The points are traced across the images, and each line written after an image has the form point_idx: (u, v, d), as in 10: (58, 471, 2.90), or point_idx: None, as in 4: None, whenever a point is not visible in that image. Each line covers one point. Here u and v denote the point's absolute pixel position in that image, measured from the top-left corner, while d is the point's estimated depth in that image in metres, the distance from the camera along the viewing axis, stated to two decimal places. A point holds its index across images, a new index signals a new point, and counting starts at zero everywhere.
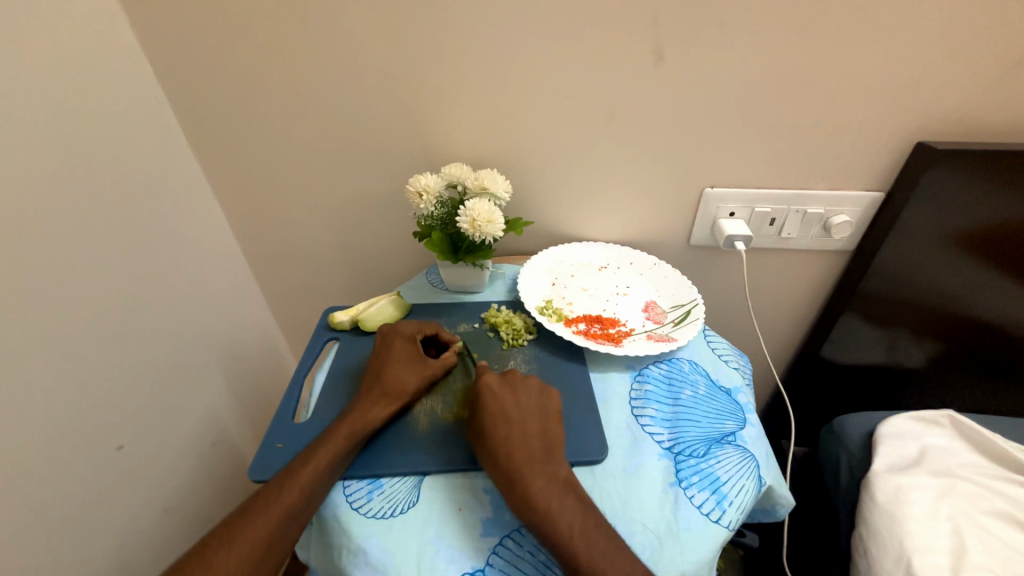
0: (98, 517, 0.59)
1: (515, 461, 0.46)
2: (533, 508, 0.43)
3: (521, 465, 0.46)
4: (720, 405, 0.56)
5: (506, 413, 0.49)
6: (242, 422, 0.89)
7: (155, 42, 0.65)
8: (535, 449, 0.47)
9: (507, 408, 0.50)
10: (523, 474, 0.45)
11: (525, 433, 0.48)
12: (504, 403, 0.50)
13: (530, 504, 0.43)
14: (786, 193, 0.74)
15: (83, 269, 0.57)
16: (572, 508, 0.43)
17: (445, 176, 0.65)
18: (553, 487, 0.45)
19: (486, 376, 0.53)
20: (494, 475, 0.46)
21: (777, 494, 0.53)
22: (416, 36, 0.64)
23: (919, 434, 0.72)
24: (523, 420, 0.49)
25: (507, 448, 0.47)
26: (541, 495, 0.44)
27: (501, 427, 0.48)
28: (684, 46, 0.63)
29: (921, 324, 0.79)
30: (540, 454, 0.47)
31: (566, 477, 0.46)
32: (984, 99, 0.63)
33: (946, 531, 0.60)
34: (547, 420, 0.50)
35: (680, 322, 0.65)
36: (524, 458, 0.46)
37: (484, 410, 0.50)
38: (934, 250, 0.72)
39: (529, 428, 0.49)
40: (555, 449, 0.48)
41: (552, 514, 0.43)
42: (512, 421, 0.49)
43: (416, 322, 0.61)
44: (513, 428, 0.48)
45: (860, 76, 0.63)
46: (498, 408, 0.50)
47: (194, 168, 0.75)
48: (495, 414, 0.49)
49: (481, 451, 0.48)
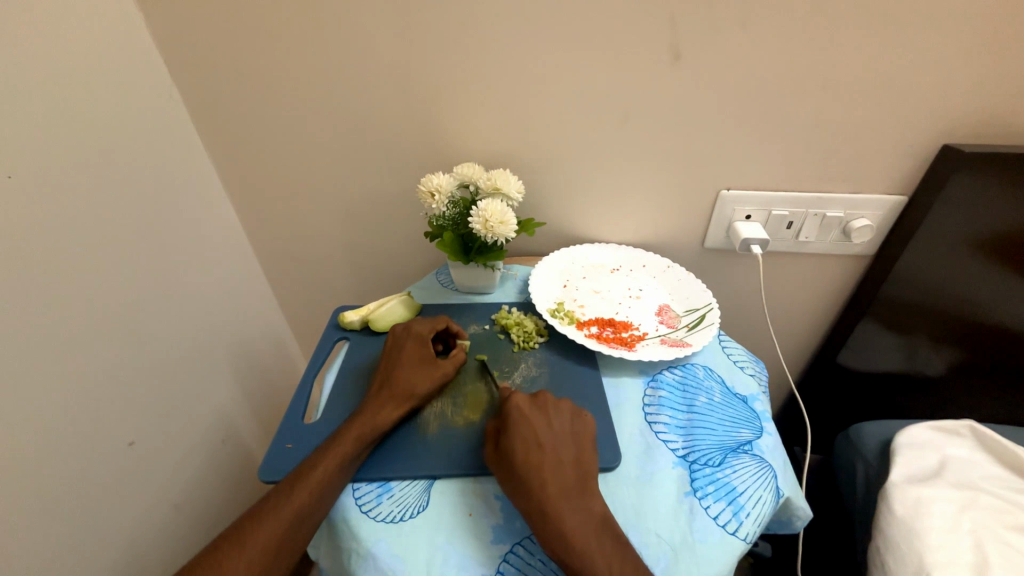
0: (109, 512, 0.59)
1: (551, 495, 0.43)
2: (568, 547, 0.41)
3: (555, 499, 0.43)
4: (736, 412, 0.55)
5: (538, 438, 0.47)
6: (252, 419, 0.89)
7: (170, 40, 0.65)
8: (569, 481, 0.45)
9: (540, 434, 0.47)
10: (558, 509, 0.43)
11: (559, 462, 0.46)
12: (537, 426, 0.48)
13: (567, 543, 0.41)
14: (804, 196, 0.72)
15: (96, 266, 0.57)
16: (609, 550, 0.41)
17: (457, 176, 0.64)
18: (589, 526, 0.42)
19: (516, 397, 0.50)
20: (527, 506, 0.43)
21: (795, 506, 0.51)
22: (429, 34, 0.64)
23: (938, 445, 0.70)
24: (556, 447, 0.47)
25: (541, 479, 0.44)
26: (576, 534, 0.42)
27: (534, 456, 0.46)
28: (702, 44, 0.61)
29: (944, 332, 0.77)
30: (575, 488, 0.45)
31: (601, 513, 0.44)
32: (1015, 100, 0.61)
33: (969, 546, 0.58)
34: (581, 448, 0.48)
35: (694, 327, 0.64)
36: (559, 491, 0.44)
37: (515, 436, 0.47)
38: (959, 255, 0.70)
39: (563, 457, 0.47)
40: (589, 482, 0.46)
41: (589, 556, 0.40)
42: (545, 448, 0.46)
43: (427, 321, 0.60)
44: (546, 456, 0.46)
45: (883, 76, 0.61)
46: (531, 432, 0.47)
47: (206, 165, 0.75)
48: (527, 439, 0.47)
49: (512, 482, 0.45)
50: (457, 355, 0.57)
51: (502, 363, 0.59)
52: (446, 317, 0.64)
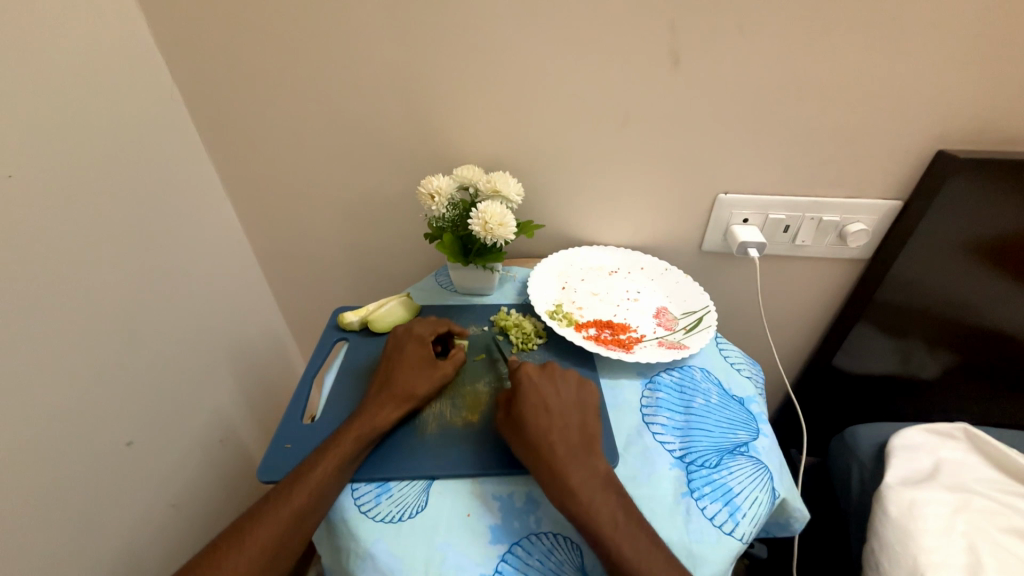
0: (107, 513, 0.59)
1: (557, 454, 0.45)
2: (575, 501, 0.43)
3: (563, 458, 0.45)
4: (733, 414, 0.55)
5: (545, 403, 0.49)
6: (250, 420, 0.89)
7: (171, 40, 0.66)
8: (576, 442, 0.47)
9: (547, 398, 0.49)
10: (566, 466, 0.45)
11: (565, 425, 0.48)
12: (544, 392, 0.50)
13: (574, 497, 0.43)
14: (800, 201, 0.73)
15: (96, 265, 0.57)
16: (614, 504, 0.43)
17: (457, 179, 0.65)
18: (595, 482, 0.44)
19: (525, 367, 0.52)
20: (537, 464, 0.45)
21: (791, 507, 0.52)
22: (430, 37, 0.64)
23: (932, 447, 0.71)
24: (563, 411, 0.49)
25: (548, 438, 0.46)
26: (583, 489, 0.43)
27: (542, 418, 0.47)
28: (700, 50, 0.62)
29: (938, 336, 0.78)
30: (581, 448, 0.47)
31: (606, 472, 0.46)
32: (1009, 107, 0.62)
33: (963, 548, 0.58)
34: (586, 412, 0.50)
35: (691, 329, 0.65)
36: (566, 450, 0.46)
37: (523, 400, 0.49)
38: (953, 260, 0.71)
39: (569, 419, 0.49)
40: (594, 443, 0.48)
41: (594, 509, 0.43)
42: (552, 412, 0.48)
43: (428, 322, 0.61)
44: (554, 419, 0.48)
45: (878, 83, 0.62)
46: (539, 397, 0.49)
47: (206, 165, 0.76)
48: (535, 403, 0.48)
49: (521, 444, 0.47)
50: (457, 355, 0.57)
51: (500, 365, 0.59)
52: (447, 320, 0.64)
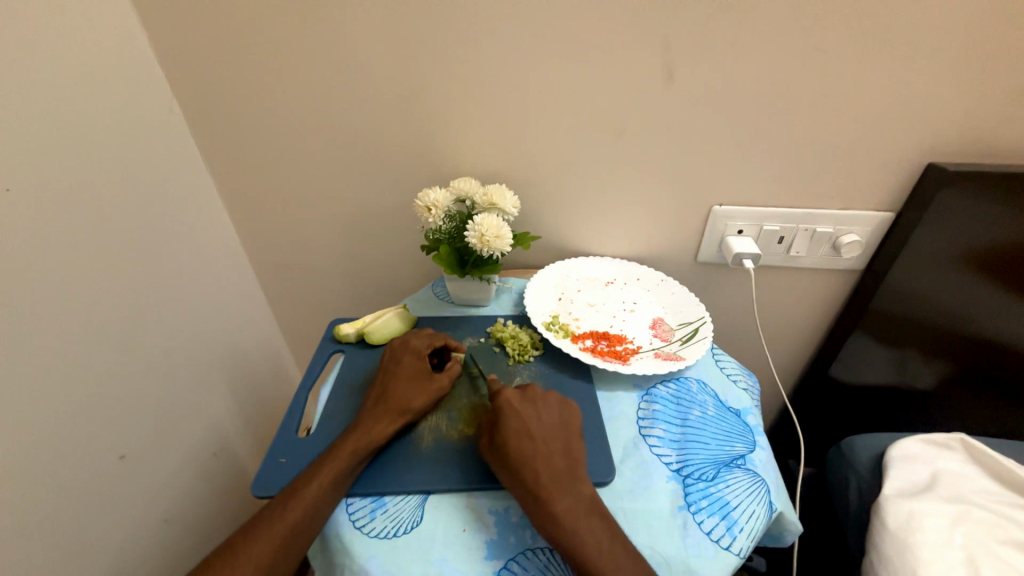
0: (97, 527, 0.58)
1: (541, 481, 0.45)
2: (559, 529, 0.42)
3: (547, 484, 0.45)
4: (729, 426, 0.55)
5: (528, 428, 0.48)
6: (245, 431, 0.88)
7: (171, 54, 0.66)
8: (559, 467, 0.46)
9: (530, 423, 0.49)
10: (550, 493, 0.44)
11: (548, 450, 0.47)
12: (527, 418, 0.49)
13: (559, 525, 0.42)
14: (794, 212, 0.74)
15: (91, 277, 0.57)
16: (599, 530, 0.43)
17: (454, 191, 0.65)
18: (580, 508, 0.44)
19: (506, 391, 0.52)
20: (520, 491, 0.45)
21: (788, 520, 0.51)
22: (427, 51, 0.65)
23: (928, 458, 0.71)
24: (546, 436, 0.49)
25: (531, 465, 0.46)
26: (568, 516, 0.43)
27: (525, 444, 0.47)
28: (693, 65, 0.63)
29: (933, 346, 0.79)
30: (565, 473, 0.46)
31: (591, 497, 0.45)
32: (996, 121, 0.63)
33: (962, 561, 0.58)
34: (569, 437, 0.50)
35: (687, 340, 0.65)
36: (549, 476, 0.45)
37: (505, 426, 0.48)
38: (946, 270, 0.71)
39: (553, 444, 0.48)
40: (579, 467, 0.47)
41: (580, 536, 0.42)
42: (535, 438, 0.48)
43: (425, 335, 0.61)
44: (537, 445, 0.47)
45: (868, 97, 0.63)
46: (521, 423, 0.49)
47: (204, 176, 0.76)
48: (517, 429, 0.48)
49: (504, 470, 0.47)
50: (453, 367, 0.57)
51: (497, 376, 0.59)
52: (444, 332, 0.64)
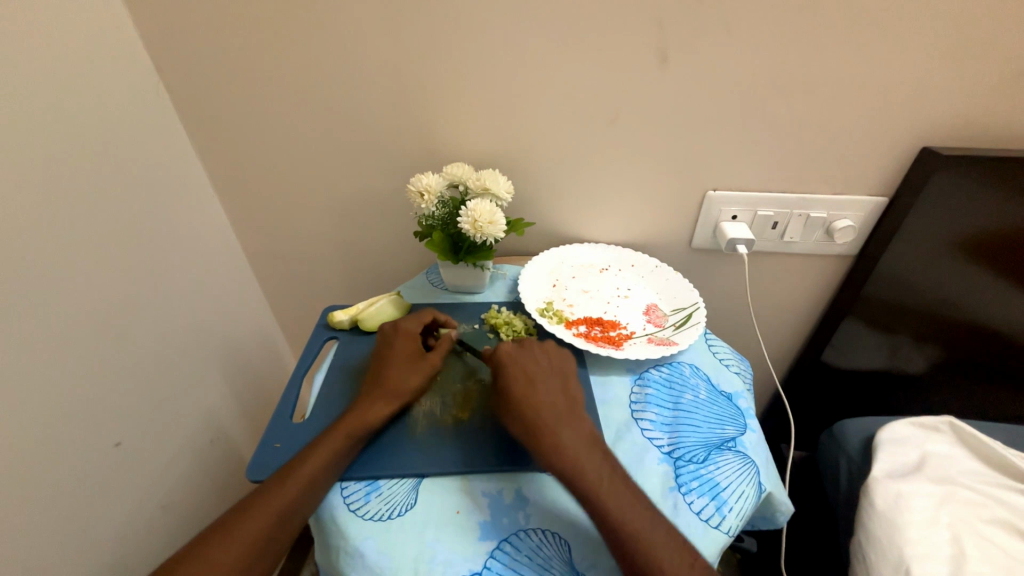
0: (96, 514, 0.59)
1: (542, 418, 0.48)
2: (562, 458, 0.45)
3: (549, 422, 0.48)
4: (721, 409, 0.56)
5: (528, 375, 0.51)
6: (240, 419, 0.88)
7: (156, 37, 0.65)
8: (559, 405, 0.49)
9: (530, 371, 0.52)
10: (551, 429, 0.47)
11: (549, 392, 0.50)
12: (526, 367, 0.52)
13: (560, 455, 0.45)
14: (789, 198, 0.74)
15: (82, 266, 0.57)
16: (598, 460, 0.46)
17: (446, 177, 0.65)
18: (580, 441, 0.47)
19: (503, 345, 0.55)
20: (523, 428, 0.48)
21: (777, 501, 0.52)
22: (419, 34, 0.64)
23: (918, 441, 0.72)
24: (545, 380, 0.51)
25: (534, 406, 0.49)
26: (568, 445, 0.46)
27: (526, 389, 0.50)
28: (689, 49, 0.62)
29: (924, 330, 0.79)
30: (566, 411, 0.49)
31: (591, 432, 0.48)
32: (990, 105, 0.63)
33: (946, 539, 0.59)
34: (569, 379, 0.53)
35: (680, 326, 0.65)
36: (550, 415, 0.48)
37: (506, 375, 0.51)
38: (938, 255, 0.71)
39: (552, 388, 0.51)
40: (579, 408, 0.50)
41: (580, 465, 0.45)
42: (535, 381, 0.51)
43: (415, 316, 0.61)
44: (536, 387, 0.50)
45: (864, 80, 0.63)
46: (519, 370, 0.52)
47: (194, 163, 0.75)
48: (517, 376, 0.51)
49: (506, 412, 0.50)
50: (444, 347, 0.58)
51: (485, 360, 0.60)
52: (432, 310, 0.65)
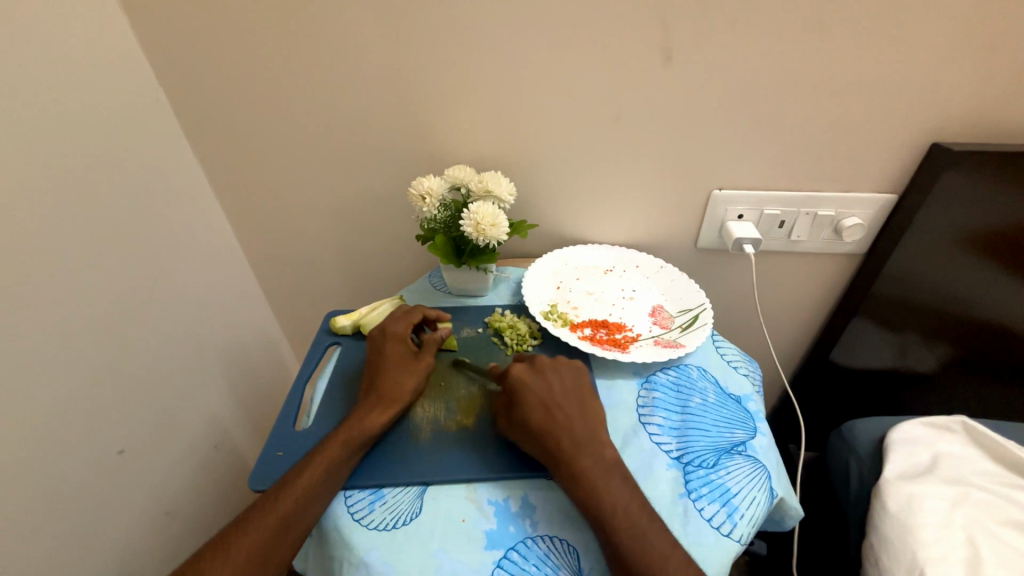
0: (99, 522, 0.58)
1: (561, 446, 0.47)
2: (580, 488, 0.44)
3: (568, 451, 0.46)
4: (730, 413, 0.55)
5: (545, 400, 0.50)
6: (245, 424, 0.88)
7: (154, 41, 0.64)
8: (579, 433, 0.48)
9: (550, 395, 0.50)
10: (571, 456, 0.46)
11: (569, 418, 0.49)
12: (543, 391, 0.51)
13: (579, 485, 0.45)
14: (796, 196, 0.72)
15: (83, 273, 0.56)
16: (618, 488, 0.45)
17: (449, 179, 0.64)
18: (600, 467, 0.46)
19: (515, 367, 0.53)
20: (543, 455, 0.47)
21: (788, 506, 0.51)
22: (418, 35, 0.63)
23: (930, 441, 0.71)
24: (564, 405, 0.50)
25: (553, 434, 0.48)
26: (588, 474, 0.45)
27: (544, 417, 0.49)
28: (693, 45, 0.61)
29: (935, 329, 0.78)
30: (586, 437, 0.48)
31: (612, 459, 0.47)
32: (1002, 99, 0.62)
33: (961, 542, 0.58)
34: (587, 402, 0.51)
35: (687, 327, 0.64)
36: (569, 442, 0.47)
37: (524, 401, 0.50)
38: (949, 252, 0.70)
39: (571, 413, 0.50)
40: (600, 433, 0.49)
41: (601, 493, 0.44)
42: (554, 408, 0.50)
43: (401, 317, 0.60)
44: (556, 414, 0.49)
45: (872, 75, 0.62)
46: (537, 395, 0.50)
47: (195, 168, 0.74)
48: (533, 402, 0.50)
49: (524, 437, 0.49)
50: (432, 344, 0.57)
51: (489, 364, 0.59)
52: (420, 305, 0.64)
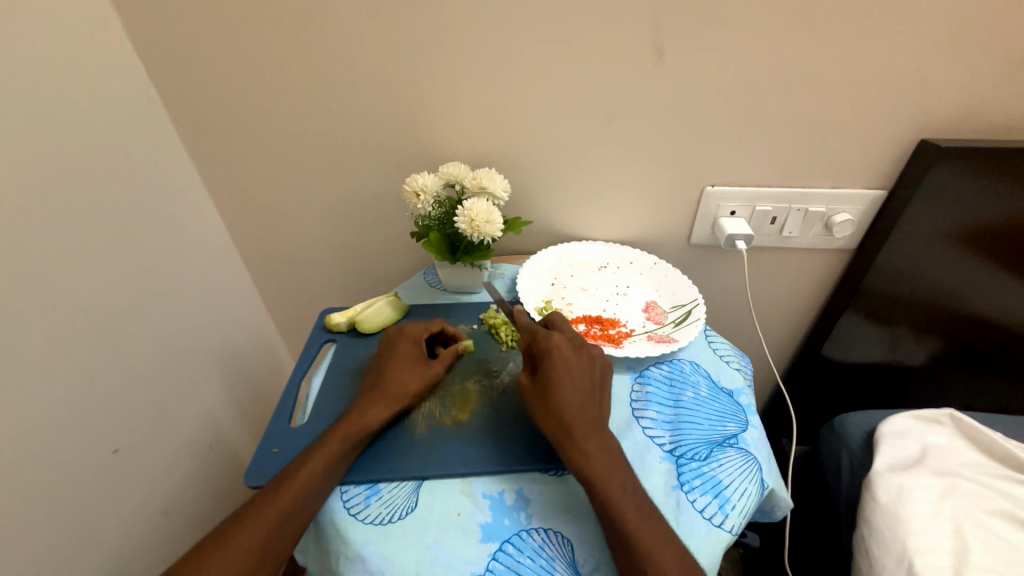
0: (95, 522, 0.58)
1: (576, 423, 0.47)
2: (589, 467, 0.44)
3: (584, 429, 0.46)
4: (722, 406, 0.56)
5: (572, 376, 0.50)
6: (240, 423, 0.88)
7: (146, 39, 0.64)
8: (594, 414, 0.48)
9: (573, 370, 0.50)
10: (585, 435, 0.46)
11: (589, 397, 0.49)
12: (571, 367, 0.50)
13: (590, 463, 0.45)
14: (787, 192, 0.73)
15: (75, 272, 0.56)
16: (622, 474, 0.45)
17: (443, 176, 0.64)
18: (610, 450, 0.46)
19: (556, 338, 0.53)
20: (560, 427, 0.47)
21: (779, 497, 0.52)
22: (412, 33, 0.63)
23: (919, 434, 0.72)
24: (586, 384, 0.50)
25: (574, 410, 0.47)
26: (599, 456, 0.45)
27: (562, 392, 0.48)
28: (685, 44, 0.62)
29: (924, 323, 0.79)
30: (601, 420, 0.48)
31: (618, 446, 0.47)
32: (988, 97, 0.63)
33: (949, 531, 0.59)
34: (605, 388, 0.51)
35: (680, 322, 0.65)
36: (587, 421, 0.47)
37: (544, 375, 0.50)
38: (938, 247, 0.71)
39: (588, 393, 0.49)
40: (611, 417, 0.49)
41: (606, 476, 0.44)
42: (577, 386, 0.49)
43: (421, 323, 0.61)
44: (578, 392, 0.49)
45: (861, 73, 0.62)
46: (565, 370, 0.50)
47: (187, 166, 0.74)
48: (562, 376, 0.49)
49: (545, 407, 0.48)
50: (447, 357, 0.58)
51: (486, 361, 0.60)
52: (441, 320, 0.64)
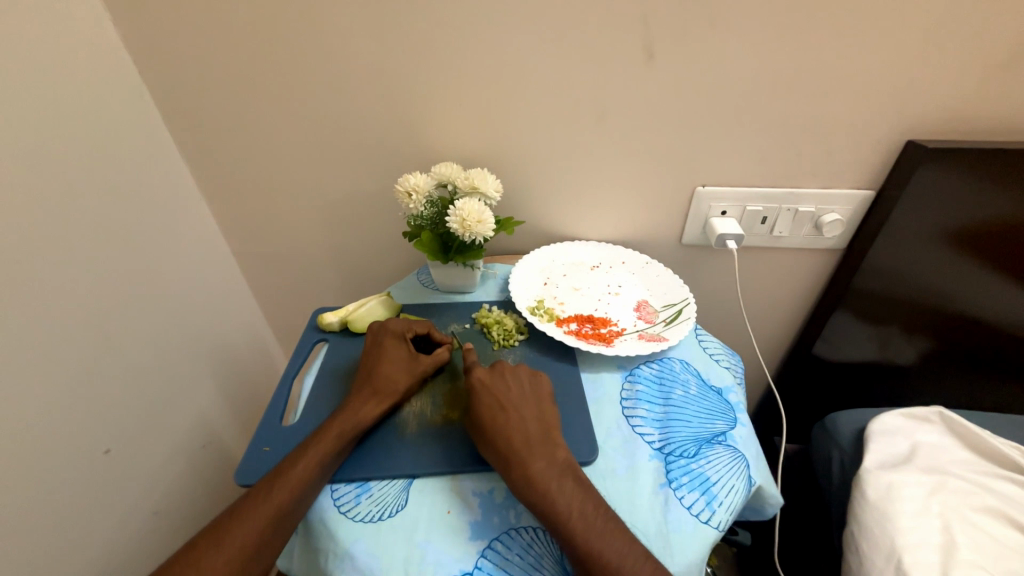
0: (86, 522, 0.58)
1: (516, 446, 0.47)
2: (534, 491, 0.44)
3: (521, 450, 0.46)
4: (711, 404, 0.56)
5: (501, 401, 0.50)
6: (233, 423, 0.88)
7: (138, 39, 0.64)
8: (532, 433, 0.48)
9: (503, 395, 0.51)
10: (523, 458, 0.46)
11: (523, 419, 0.49)
12: (499, 392, 0.51)
13: (531, 487, 0.44)
14: (777, 192, 0.74)
15: (67, 272, 0.56)
16: (570, 489, 0.44)
17: (435, 176, 0.64)
18: (553, 468, 0.46)
19: (476, 371, 0.53)
20: (498, 457, 0.47)
21: (768, 494, 0.52)
22: (404, 34, 0.63)
23: (909, 431, 0.72)
24: (519, 406, 0.50)
25: (506, 434, 0.47)
26: (541, 476, 0.45)
27: (498, 417, 0.49)
28: (675, 45, 0.62)
29: (913, 321, 0.80)
30: (539, 439, 0.48)
31: (565, 459, 0.47)
32: (973, 98, 0.64)
33: (938, 528, 0.60)
34: (543, 405, 0.52)
35: (671, 321, 0.65)
36: (522, 442, 0.47)
37: (478, 400, 0.50)
38: (925, 247, 0.72)
39: (522, 414, 0.50)
40: (554, 433, 0.50)
41: (554, 495, 0.44)
42: (507, 409, 0.49)
43: (406, 320, 0.60)
44: (509, 416, 0.49)
45: (850, 74, 0.63)
46: (493, 398, 0.51)
47: (181, 166, 0.74)
48: (491, 404, 0.50)
49: (480, 438, 0.49)
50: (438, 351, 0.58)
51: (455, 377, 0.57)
52: (429, 322, 0.63)
